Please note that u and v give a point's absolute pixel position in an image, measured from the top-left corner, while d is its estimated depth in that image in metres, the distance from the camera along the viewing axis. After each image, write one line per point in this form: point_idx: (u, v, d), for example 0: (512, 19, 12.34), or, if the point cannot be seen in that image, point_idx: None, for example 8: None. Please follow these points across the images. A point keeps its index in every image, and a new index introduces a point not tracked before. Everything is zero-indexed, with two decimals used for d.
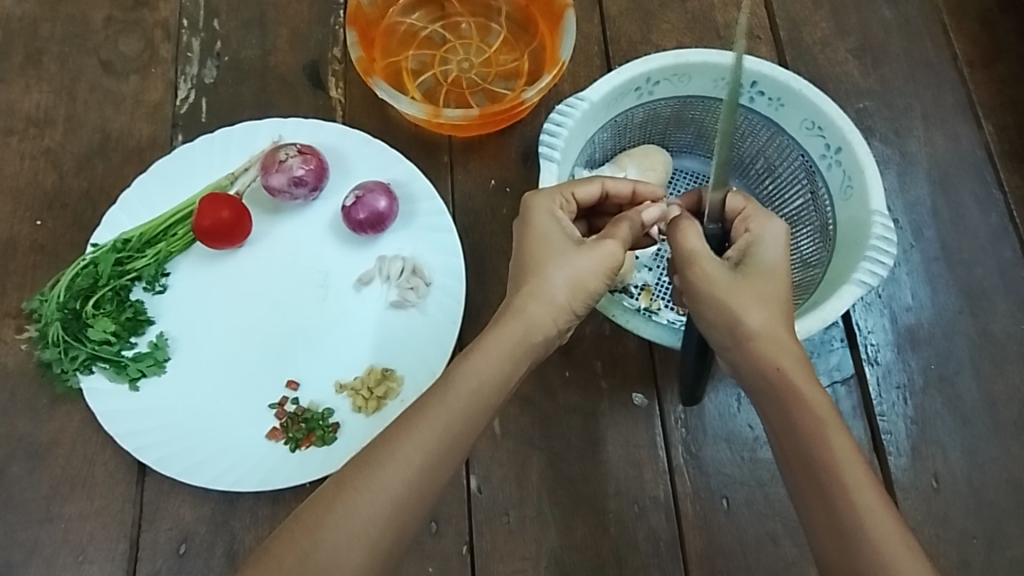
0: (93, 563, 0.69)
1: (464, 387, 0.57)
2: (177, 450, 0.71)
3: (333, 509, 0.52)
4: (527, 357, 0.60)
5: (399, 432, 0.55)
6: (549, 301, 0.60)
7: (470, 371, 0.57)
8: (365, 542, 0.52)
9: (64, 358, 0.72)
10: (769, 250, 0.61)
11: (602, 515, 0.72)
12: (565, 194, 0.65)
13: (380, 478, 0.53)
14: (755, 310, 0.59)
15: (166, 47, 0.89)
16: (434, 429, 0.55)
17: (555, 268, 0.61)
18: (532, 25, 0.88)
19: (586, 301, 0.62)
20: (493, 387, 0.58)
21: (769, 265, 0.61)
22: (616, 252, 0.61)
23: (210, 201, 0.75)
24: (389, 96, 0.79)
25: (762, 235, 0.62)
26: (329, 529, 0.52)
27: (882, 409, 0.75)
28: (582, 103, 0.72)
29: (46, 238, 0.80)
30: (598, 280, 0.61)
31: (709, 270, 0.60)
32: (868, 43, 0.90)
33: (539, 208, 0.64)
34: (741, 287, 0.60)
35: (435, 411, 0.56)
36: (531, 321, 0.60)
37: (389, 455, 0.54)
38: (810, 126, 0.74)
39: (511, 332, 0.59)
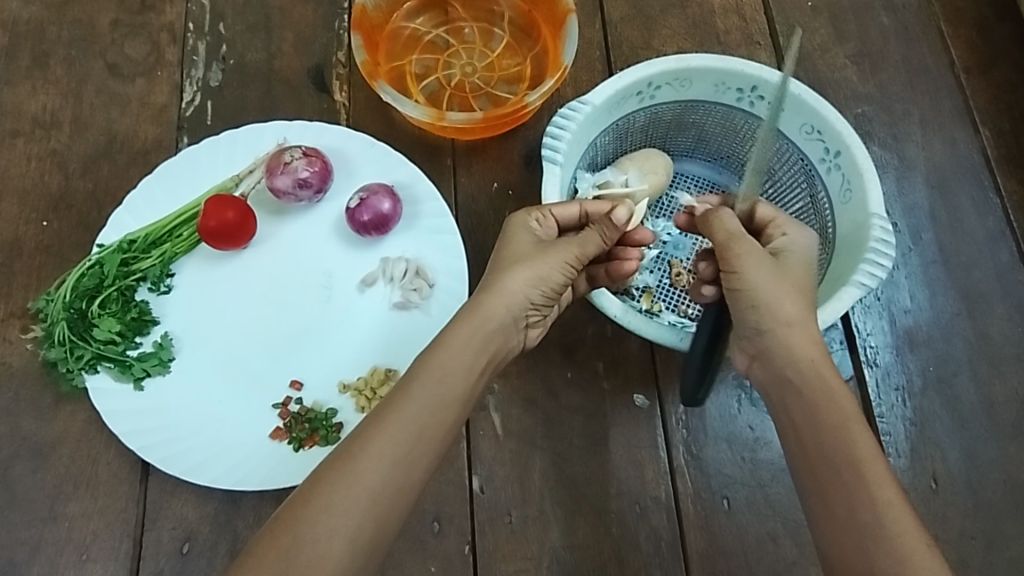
0: (97, 561, 0.70)
1: (428, 379, 0.58)
2: (181, 449, 0.71)
3: (311, 504, 0.52)
4: (485, 349, 0.61)
5: (370, 427, 0.56)
6: (508, 294, 0.62)
7: (433, 364, 0.59)
8: (345, 535, 0.52)
9: (69, 357, 0.72)
10: (802, 251, 0.64)
11: (604, 515, 0.72)
12: (541, 210, 0.67)
13: (355, 470, 0.54)
14: (783, 297, 0.60)
15: (172, 50, 0.90)
16: (403, 421, 0.56)
17: (514, 265, 0.63)
18: (535, 30, 0.89)
19: (542, 292, 0.64)
20: (452, 377, 0.59)
21: (802, 261, 0.63)
22: (574, 249, 0.65)
23: (215, 203, 0.75)
24: (393, 99, 0.79)
25: (795, 239, 0.65)
26: (308, 523, 0.52)
27: (881, 411, 0.76)
28: (584, 107, 0.72)
29: (52, 239, 0.80)
30: (554, 274, 0.64)
31: (750, 248, 0.61)
32: (866, 50, 0.91)
33: (513, 219, 0.67)
34: (777, 275, 0.61)
35: (403, 403, 0.57)
36: (487, 312, 0.62)
37: (360, 448, 0.55)
38: (810, 130, 0.74)
39: (470, 322, 0.61)
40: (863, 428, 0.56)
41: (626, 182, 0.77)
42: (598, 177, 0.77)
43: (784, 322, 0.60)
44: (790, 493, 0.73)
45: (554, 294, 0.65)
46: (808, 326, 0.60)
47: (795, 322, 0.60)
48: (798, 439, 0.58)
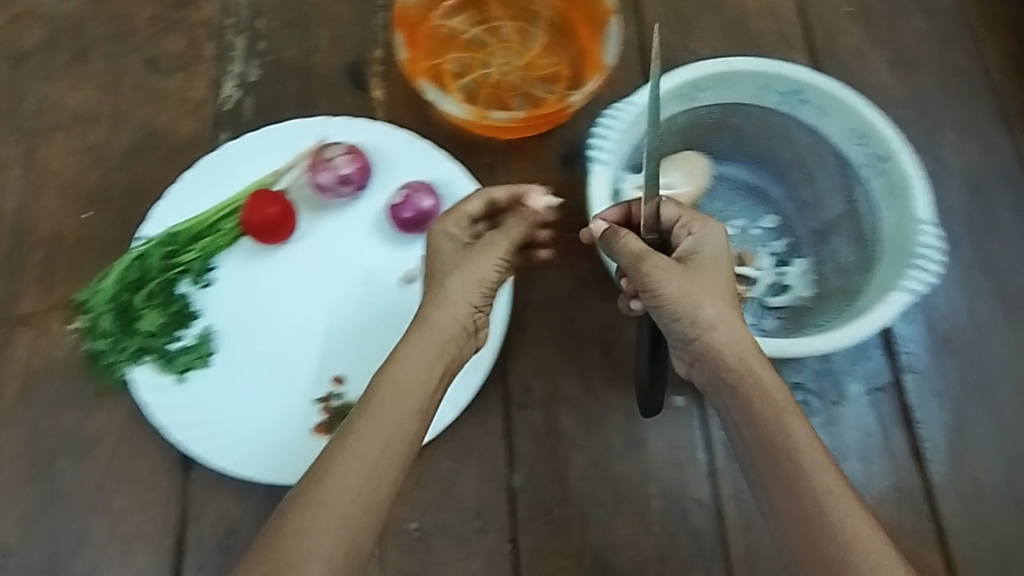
0: (141, 555, 0.70)
1: (387, 394, 0.57)
2: (224, 444, 0.71)
3: (285, 532, 0.52)
4: (439, 361, 0.60)
5: (333, 450, 0.55)
6: (449, 308, 0.62)
7: (389, 379, 0.58)
8: (325, 558, 0.51)
9: (114, 349, 0.73)
10: (715, 246, 0.63)
11: (645, 515, 0.72)
12: (454, 212, 0.67)
13: (323, 492, 0.53)
14: (698, 300, 0.60)
15: (209, 46, 0.90)
16: (365, 439, 0.55)
17: (449, 273, 0.63)
18: (571, 30, 0.89)
19: (483, 293, 0.64)
20: (411, 390, 0.58)
21: (716, 260, 0.62)
22: (497, 244, 0.65)
23: (258, 198, 0.77)
24: (438, 99, 0.79)
25: (704, 234, 0.63)
26: (285, 551, 0.51)
27: (920, 415, 0.76)
28: (630, 108, 0.72)
29: (92, 233, 0.81)
30: (487, 271, 0.64)
31: (654, 261, 0.61)
32: (901, 53, 0.91)
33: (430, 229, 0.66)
34: (684, 282, 0.60)
35: (362, 421, 0.56)
36: (434, 323, 0.61)
37: (324, 471, 0.54)
38: (854, 135, 0.75)
39: (417, 338, 0.60)
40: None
41: (665, 184, 0.78)
42: None
43: (708, 326, 0.60)
44: None
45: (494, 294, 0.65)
46: (731, 324, 0.60)
47: (717, 323, 0.60)
48: (746, 435, 0.57)
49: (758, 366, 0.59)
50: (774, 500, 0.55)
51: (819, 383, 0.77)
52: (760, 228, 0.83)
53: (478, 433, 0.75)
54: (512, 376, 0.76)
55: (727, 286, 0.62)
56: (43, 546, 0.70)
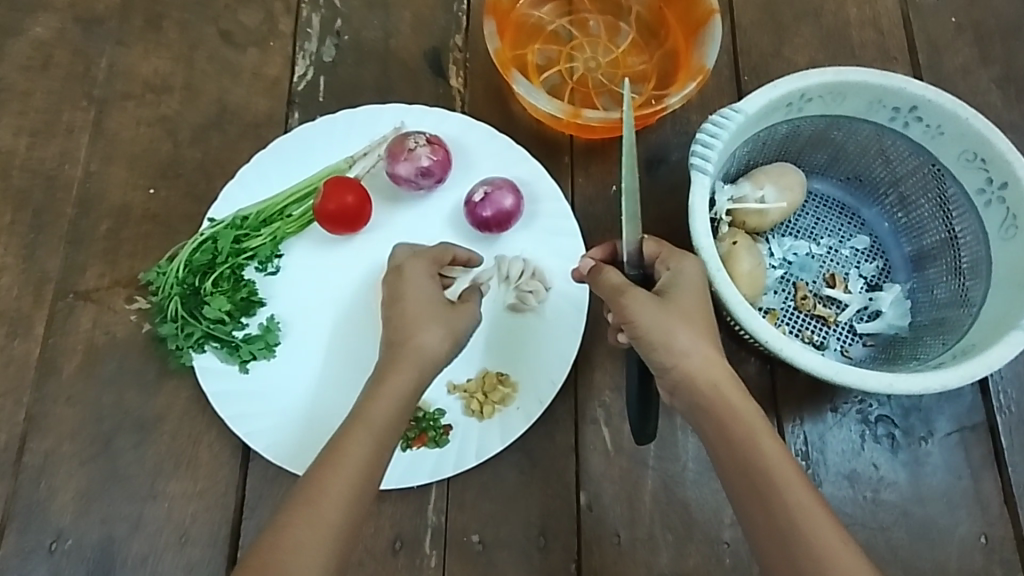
0: (195, 545, 0.68)
1: (377, 414, 0.57)
2: (287, 438, 0.69)
3: (281, 548, 0.50)
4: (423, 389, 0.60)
5: (325, 468, 0.54)
6: (423, 349, 0.60)
7: (378, 401, 0.58)
8: (314, 574, 0.50)
9: (179, 334, 0.70)
10: (690, 281, 0.60)
11: (717, 544, 0.69)
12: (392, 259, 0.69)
13: (314, 512, 0.52)
14: (669, 328, 0.56)
15: (286, 21, 0.87)
16: (358, 458, 0.55)
17: (430, 320, 0.62)
18: (663, 28, 0.85)
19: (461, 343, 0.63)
20: (399, 412, 0.58)
21: (692, 292, 0.59)
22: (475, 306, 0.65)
23: (335, 185, 0.73)
24: (527, 92, 0.76)
25: (681, 269, 0.60)
26: (277, 567, 0.50)
27: (1013, 460, 0.72)
28: (736, 116, 0.68)
29: (160, 208, 0.78)
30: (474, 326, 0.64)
31: (633, 292, 0.57)
32: (1012, 74, 0.86)
33: (392, 262, 0.67)
34: (660, 311, 0.56)
35: (354, 439, 0.56)
36: (422, 351, 0.60)
37: (318, 489, 0.53)
38: (970, 158, 0.70)
39: (404, 363, 0.60)
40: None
41: (763, 198, 0.73)
42: (736, 191, 0.73)
43: (680, 355, 0.56)
44: (913, 539, 0.70)
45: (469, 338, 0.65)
46: (703, 351, 0.56)
47: (691, 351, 0.56)
48: (727, 475, 0.55)
49: (733, 395, 0.56)
50: (761, 546, 0.52)
51: (905, 418, 0.73)
52: (851, 249, 0.79)
53: (546, 445, 0.72)
54: (584, 388, 0.73)
55: (703, 316, 0.58)
56: (99, 527, 0.68)
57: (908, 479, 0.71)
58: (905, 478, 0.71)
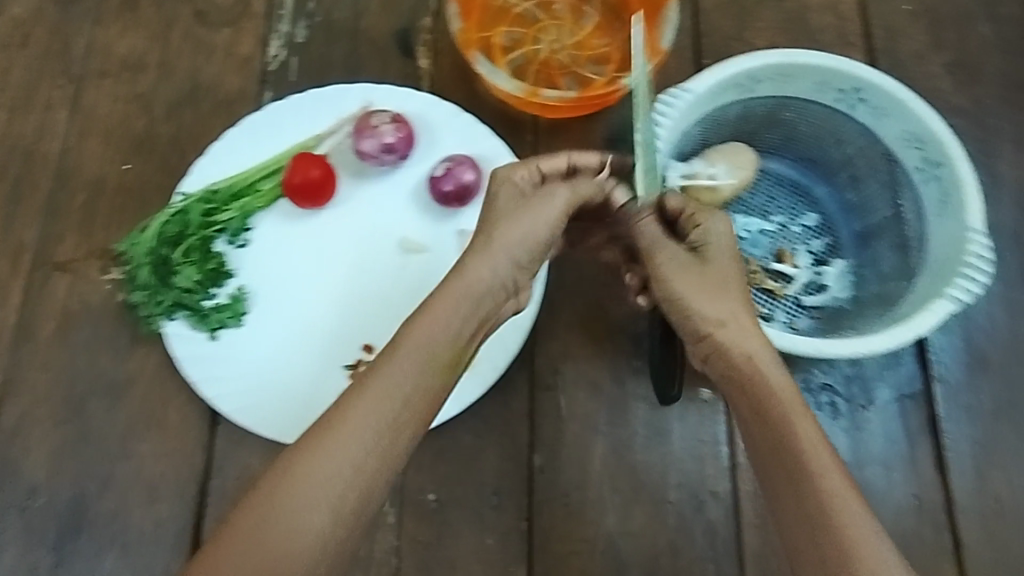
0: (163, 503, 0.71)
1: (413, 346, 0.57)
2: (252, 402, 0.73)
3: (291, 473, 0.51)
4: (473, 314, 0.60)
5: (351, 396, 0.55)
6: (493, 254, 0.61)
7: (418, 332, 0.57)
8: (330, 502, 0.51)
9: (150, 302, 0.74)
10: (718, 240, 0.62)
11: (662, 505, 0.72)
12: (528, 165, 0.65)
13: (335, 441, 0.52)
14: (693, 296, 0.60)
15: (260, 2, 0.89)
16: (388, 389, 0.55)
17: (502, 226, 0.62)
18: (626, 12, 0.88)
19: (528, 252, 0.62)
20: (438, 343, 0.57)
21: (723, 252, 0.62)
22: (563, 205, 0.63)
23: (302, 159, 0.76)
24: (488, 71, 0.79)
25: (710, 230, 0.62)
26: (291, 494, 0.51)
27: (947, 428, 0.75)
28: (685, 95, 0.70)
29: (134, 181, 0.81)
30: (544, 230, 0.62)
31: (663, 255, 0.63)
32: (963, 60, 0.88)
33: (495, 176, 0.65)
34: (687, 278, 0.61)
35: (385, 370, 0.55)
36: (468, 280, 0.60)
37: (341, 415, 0.54)
38: (909, 138, 0.73)
39: (451, 290, 0.60)
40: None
41: (714, 176, 0.76)
42: (688, 168, 0.75)
43: (717, 323, 0.59)
44: None
45: (545, 249, 0.64)
46: (741, 324, 0.59)
47: (726, 321, 0.59)
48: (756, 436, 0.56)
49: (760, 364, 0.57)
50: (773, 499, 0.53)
51: (848, 387, 0.77)
52: (800, 227, 0.82)
53: (502, 411, 0.75)
54: (540, 357, 0.76)
55: (735, 281, 0.61)
56: (71, 484, 0.72)
57: (847, 445, 0.75)
58: (843, 444, 0.75)
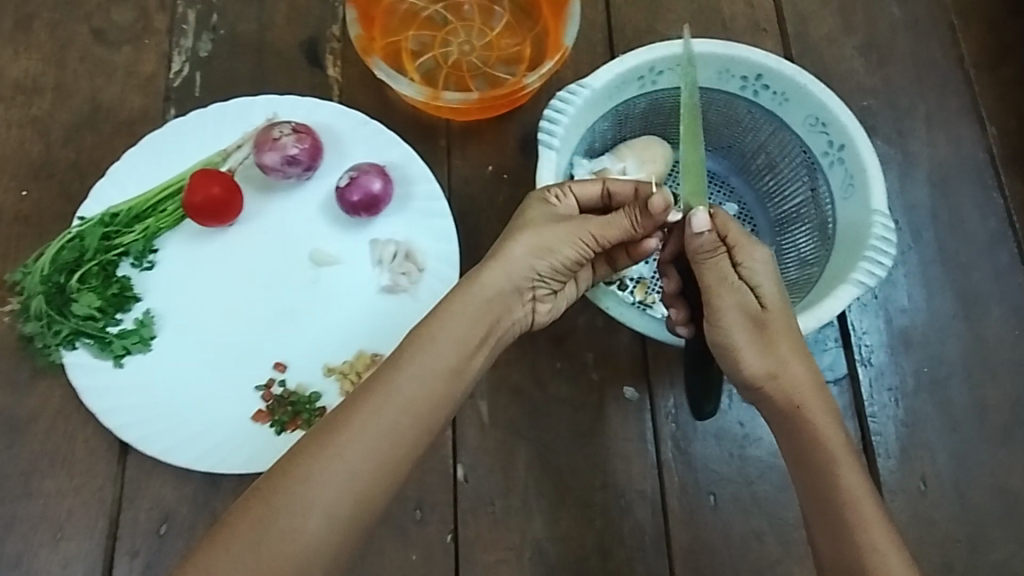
0: (71, 540, 0.69)
1: (421, 352, 0.57)
2: (160, 429, 0.70)
3: (288, 475, 0.52)
4: (486, 319, 0.60)
5: (355, 401, 0.55)
6: (509, 260, 0.60)
7: (427, 336, 0.58)
8: (325, 506, 0.52)
9: (46, 332, 0.71)
10: (766, 280, 0.59)
11: (589, 507, 0.71)
12: (559, 185, 0.64)
13: (336, 445, 0.53)
14: (749, 348, 0.58)
15: (160, 17, 0.86)
16: (393, 396, 0.55)
17: (522, 231, 0.61)
18: (536, 10, 0.86)
19: (546, 265, 0.62)
20: (446, 351, 0.57)
21: (771, 290, 0.59)
22: (591, 228, 0.62)
23: (202, 177, 0.74)
24: (388, 77, 0.77)
25: (754, 268, 0.59)
26: (285, 496, 0.52)
27: (872, 411, 0.75)
28: (583, 91, 0.70)
29: (32, 209, 0.79)
30: (563, 247, 0.61)
31: (731, 296, 0.59)
32: (874, 41, 0.89)
33: (530, 197, 0.64)
34: (753, 329, 0.59)
35: (390, 378, 0.56)
36: (487, 288, 0.60)
37: (345, 421, 0.54)
38: (814, 123, 0.73)
39: (467, 291, 0.60)
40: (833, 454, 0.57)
41: (624, 170, 0.75)
42: (595, 164, 0.75)
43: (768, 375, 0.58)
44: (777, 491, 0.72)
45: (561, 268, 0.63)
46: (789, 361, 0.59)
47: (777, 371, 0.58)
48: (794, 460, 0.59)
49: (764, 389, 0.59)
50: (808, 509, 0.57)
51: None
52: None
53: None
54: None
55: (792, 333, 0.59)
56: None
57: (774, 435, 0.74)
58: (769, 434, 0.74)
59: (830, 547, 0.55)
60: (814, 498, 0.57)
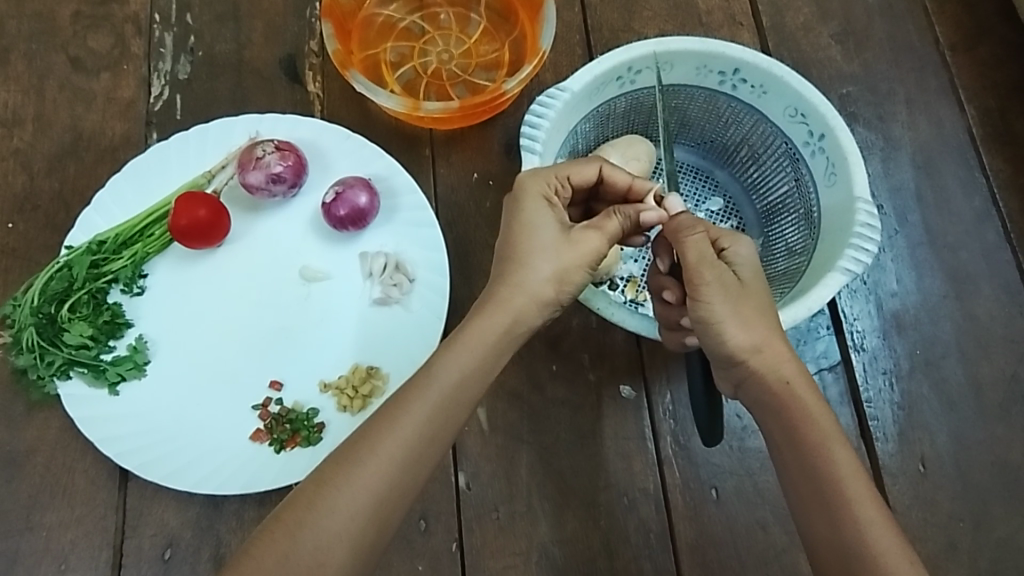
0: (76, 571, 0.69)
1: (444, 381, 0.57)
2: (160, 454, 0.70)
3: (314, 508, 0.53)
4: (507, 347, 0.60)
5: (378, 430, 0.55)
6: (531, 287, 0.59)
7: (449, 365, 0.58)
8: (351, 537, 0.52)
9: (39, 364, 0.70)
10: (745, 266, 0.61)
11: (593, 507, 0.71)
12: (560, 176, 0.63)
13: (360, 476, 0.54)
14: (735, 324, 0.59)
15: (137, 42, 0.86)
16: (416, 426, 0.56)
17: (541, 254, 0.60)
18: (512, 14, 0.86)
19: (566, 289, 0.61)
20: (466, 381, 0.58)
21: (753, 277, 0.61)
22: (603, 243, 0.61)
23: (186, 201, 0.73)
24: (366, 90, 0.77)
25: (736, 253, 0.61)
26: (311, 528, 0.52)
27: (869, 396, 0.75)
28: (563, 94, 0.70)
29: (18, 241, 0.78)
30: (581, 270, 0.60)
31: (710, 271, 0.59)
32: (850, 28, 0.89)
33: (530, 196, 0.61)
34: (739, 313, 0.59)
35: (415, 407, 0.56)
36: (510, 316, 0.59)
37: (369, 452, 0.54)
38: (793, 113, 0.73)
39: (490, 320, 0.59)
40: (834, 442, 0.57)
41: None
42: None
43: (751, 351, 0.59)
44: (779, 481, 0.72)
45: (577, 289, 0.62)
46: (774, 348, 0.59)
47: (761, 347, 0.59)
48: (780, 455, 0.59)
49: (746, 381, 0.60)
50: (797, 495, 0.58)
51: None
52: (705, 211, 0.82)
53: None
54: None
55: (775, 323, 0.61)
56: None
57: None
58: None
59: (816, 529, 0.56)
60: (806, 484, 0.57)
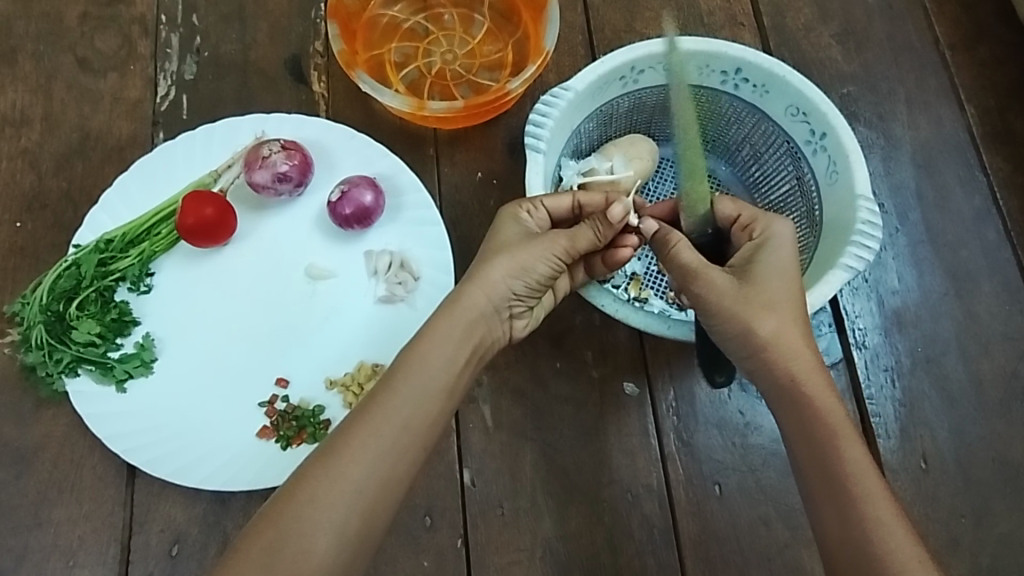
0: (84, 567, 0.69)
1: (411, 371, 0.58)
2: (166, 451, 0.70)
3: (295, 499, 0.53)
4: (468, 339, 0.61)
5: (353, 421, 0.56)
6: (486, 281, 0.62)
7: (415, 356, 0.59)
8: (335, 526, 0.53)
9: (48, 361, 0.71)
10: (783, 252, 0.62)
11: (596, 504, 0.72)
12: (533, 202, 0.66)
13: (338, 466, 0.54)
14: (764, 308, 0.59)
15: (144, 43, 0.87)
16: (389, 416, 0.56)
17: (498, 253, 0.63)
18: (515, 15, 0.87)
19: (523, 282, 0.63)
20: (433, 372, 0.59)
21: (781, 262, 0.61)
22: (562, 241, 0.63)
23: (193, 200, 0.74)
24: (371, 89, 0.78)
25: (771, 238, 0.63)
26: (294, 519, 0.52)
27: (871, 392, 0.76)
28: (567, 93, 0.71)
29: (26, 240, 0.79)
30: (538, 266, 0.63)
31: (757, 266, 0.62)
32: (851, 28, 0.90)
33: (503, 211, 0.67)
34: (766, 300, 0.59)
35: (386, 399, 0.57)
36: (466, 308, 0.61)
37: (344, 443, 0.55)
38: (795, 112, 0.74)
39: (450, 313, 0.61)
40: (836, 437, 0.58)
41: (612, 168, 0.75)
42: (582, 164, 0.76)
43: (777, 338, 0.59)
44: (781, 477, 0.73)
45: (535, 284, 0.64)
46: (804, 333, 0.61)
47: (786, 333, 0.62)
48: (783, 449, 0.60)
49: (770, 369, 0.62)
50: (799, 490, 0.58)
51: None
52: None
53: None
54: None
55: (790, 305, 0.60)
56: None
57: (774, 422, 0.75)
58: (770, 422, 0.75)
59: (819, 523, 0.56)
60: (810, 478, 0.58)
